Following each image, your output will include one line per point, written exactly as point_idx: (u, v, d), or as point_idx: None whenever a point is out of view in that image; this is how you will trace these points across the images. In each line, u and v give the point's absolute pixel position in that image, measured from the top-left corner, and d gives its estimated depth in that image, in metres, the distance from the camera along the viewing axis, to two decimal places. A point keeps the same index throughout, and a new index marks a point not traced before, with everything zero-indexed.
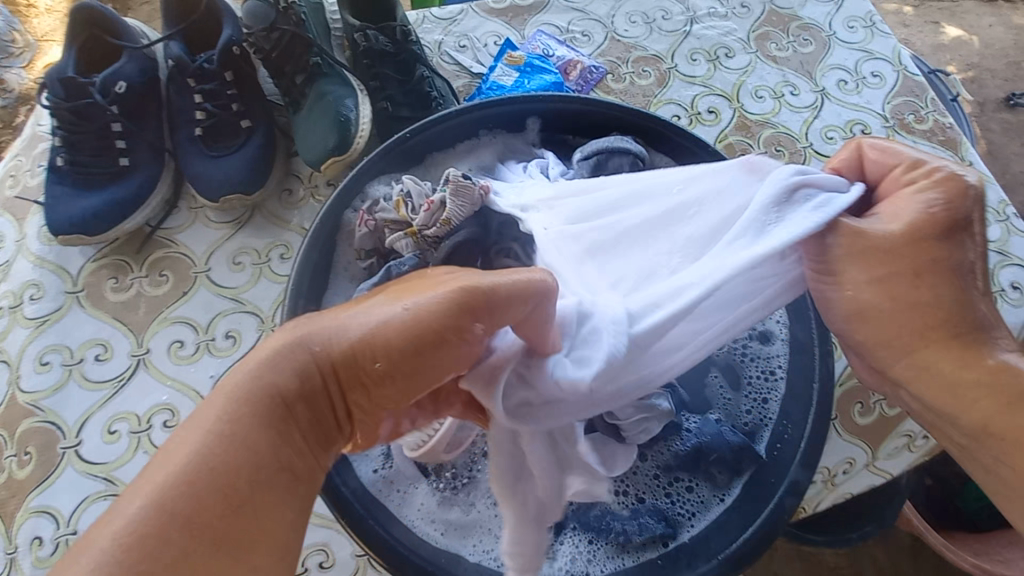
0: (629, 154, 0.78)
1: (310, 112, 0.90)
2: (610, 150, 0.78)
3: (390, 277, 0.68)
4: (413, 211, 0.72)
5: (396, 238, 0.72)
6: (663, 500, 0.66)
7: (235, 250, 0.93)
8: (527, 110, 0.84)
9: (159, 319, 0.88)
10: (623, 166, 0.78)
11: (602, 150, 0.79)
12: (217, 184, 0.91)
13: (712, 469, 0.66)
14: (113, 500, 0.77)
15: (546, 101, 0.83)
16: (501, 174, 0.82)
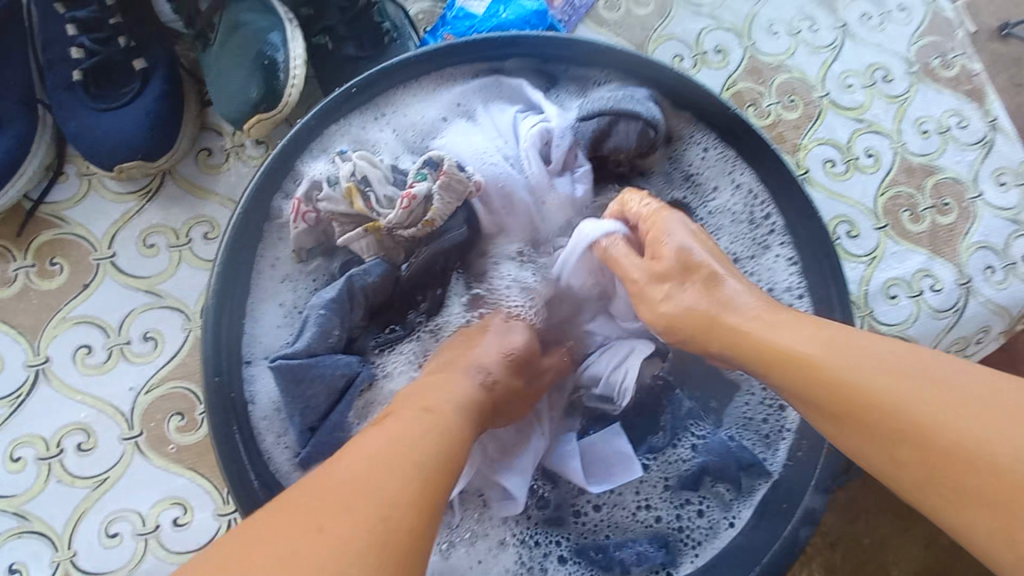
0: (637, 117, 0.60)
1: (223, 50, 0.69)
2: (615, 114, 0.60)
3: (353, 289, 0.56)
4: (373, 202, 0.57)
5: (348, 237, 0.57)
6: (665, 523, 0.60)
7: (145, 230, 0.76)
8: (502, 54, 0.64)
9: (57, 320, 0.72)
10: (628, 135, 0.62)
11: (602, 110, 0.61)
12: (110, 148, 0.71)
13: (713, 484, 0.61)
14: (29, 538, 0.66)
15: (528, 43, 0.63)
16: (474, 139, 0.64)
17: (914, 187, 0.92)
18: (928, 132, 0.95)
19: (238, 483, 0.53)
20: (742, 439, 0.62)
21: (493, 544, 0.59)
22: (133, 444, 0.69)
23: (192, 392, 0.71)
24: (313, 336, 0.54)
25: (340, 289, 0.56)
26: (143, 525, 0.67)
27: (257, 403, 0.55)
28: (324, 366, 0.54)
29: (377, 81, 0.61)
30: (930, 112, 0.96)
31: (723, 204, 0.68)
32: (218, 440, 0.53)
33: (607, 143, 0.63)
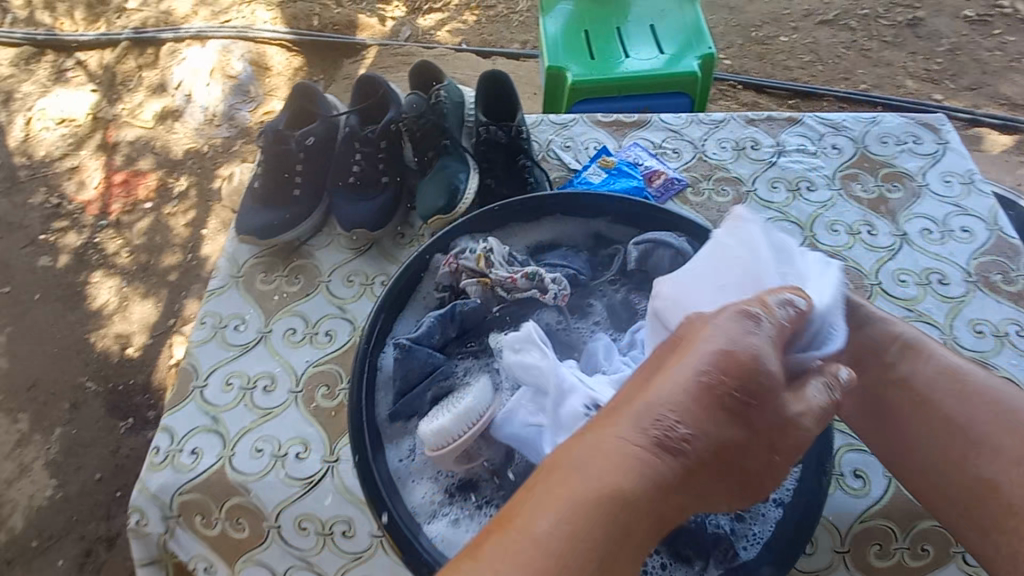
0: (671, 247, 0.91)
1: (432, 178, 1.16)
2: (655, 244, 0.92)
3: (456, 313, 0.87)
4: (491, 266, 0.90)
5: (468, 280, 0.90)
6: (637, 568, 0.73)
7: (351, 270, 1.19)
8: (601, 206, 1.00)
9: (284, 309, 1.14)
10: (665, 258, 0.91)
11: (650, 241, 0.92)
12: (353, 220, 1.18)
13: (683, 551, 0.72)
14: (213, 435, 1.00)
15: (618, 200, 0.99)
16: (566, 253, 0.99)
17: None
18: (983, 333, 1.04)
19: (355, 413, 0.82)
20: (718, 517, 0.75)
21: None
22: (294, 396, 1.03)
23: (338, 373, 1.05)
24: (426, 335, 0.86)
25: (450, 309, 0.87)
26: (278, 449, 0.97)
27: (382, 370, 0.87)
28: (423, 354, 0.84)
29: (522, 208, 1.00)
30: (987, 316, 1.05)
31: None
32: (355, 383, 0.84)
33: (647, 264, 0.93)
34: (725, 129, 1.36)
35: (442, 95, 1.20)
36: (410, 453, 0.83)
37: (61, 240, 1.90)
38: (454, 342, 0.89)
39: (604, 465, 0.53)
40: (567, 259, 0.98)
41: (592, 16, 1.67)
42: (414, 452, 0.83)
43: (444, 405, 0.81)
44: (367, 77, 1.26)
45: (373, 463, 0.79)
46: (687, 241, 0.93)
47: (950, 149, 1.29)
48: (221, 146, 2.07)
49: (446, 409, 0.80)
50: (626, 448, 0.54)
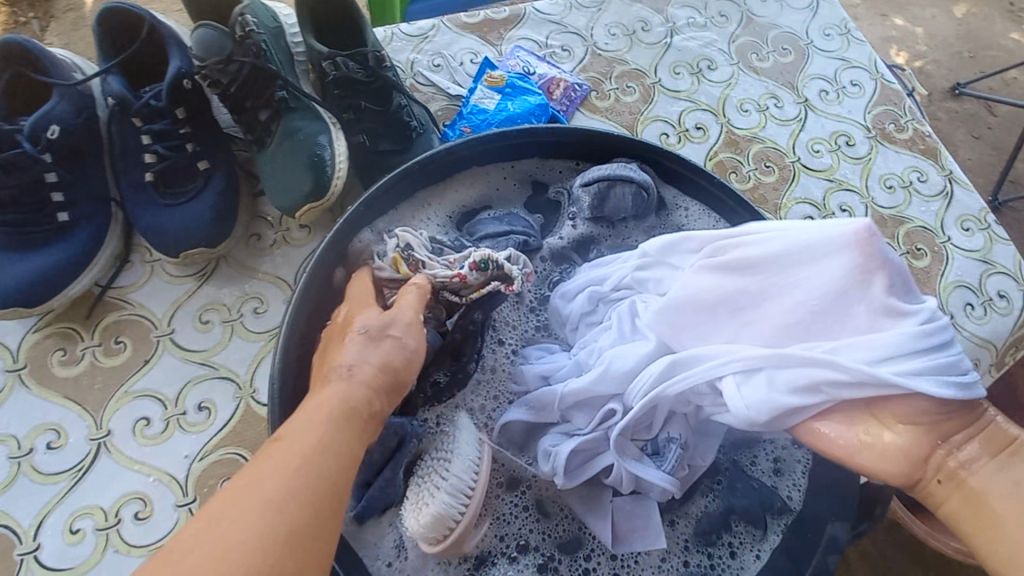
0: (632, 183, 0.76)
1: (278, 151, 0.81)
2: (613, 180, 0.75)
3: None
4: (416, 261, 0.64)
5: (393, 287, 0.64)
6: (698, 564, 0.63)
7: (201, 307, 0.84)
8: (529, 145, 0.79)
9: (119, 395, 0.79)
10: (626, 196, 0.76)
11: (604, 179, 0.76)
12: (176, 238, 0.81)
13: (737, 526, 0.65)
14: None
15: (552, 133, 0.78)
16: (506, 215, 0.78)
17: (889, 235, 1.02)
18: (893, 187, 1.06)
19: None
20: (757, 477, 0.67)
21: None
22: (187, 510, 0.73)
23: (242, 457, 0.76)
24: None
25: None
26: None
27: None
28: None
29: (430, 171, 0.75)
30: (892, 170, 1.08)
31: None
32: None
33: (607, 204, 0.77)
34: (609, 11, 1.15)
35: (251, 22, 0.81)
36: (396, 549, 0.60)
37: None
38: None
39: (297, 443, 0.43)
40: (506, 221, 0.77)
41: None
42: (400, 548, 0.61)
43: (427, 480, 0.57)
44: (112, 10, 0.82)
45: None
46: (643, 172, 0.78)
47: None
48: None
49: (433, 485, 0.56)
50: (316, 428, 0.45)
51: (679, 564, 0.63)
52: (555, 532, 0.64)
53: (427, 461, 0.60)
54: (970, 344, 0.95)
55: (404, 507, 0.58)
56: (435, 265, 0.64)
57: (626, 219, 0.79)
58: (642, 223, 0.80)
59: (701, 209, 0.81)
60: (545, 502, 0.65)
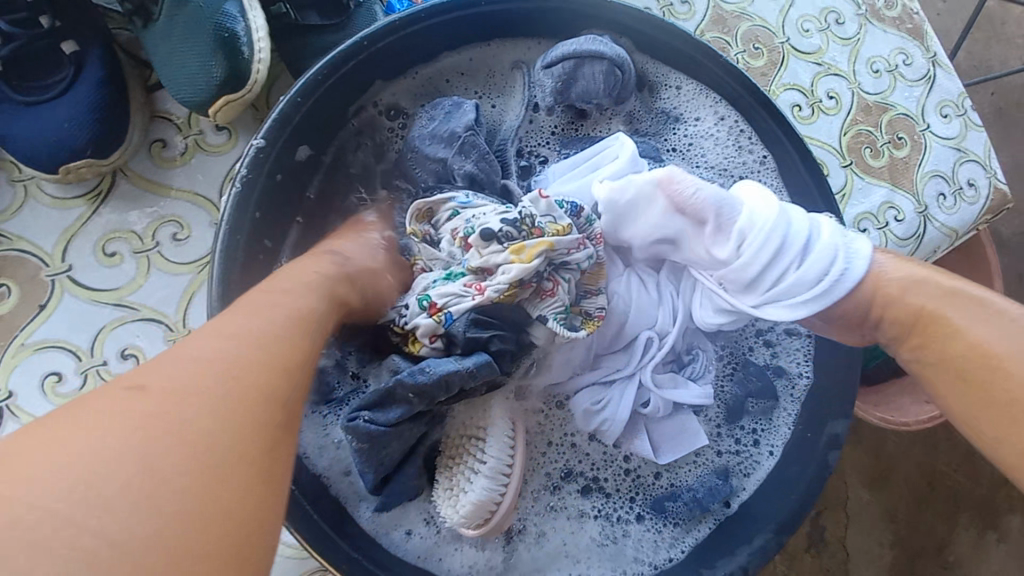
0: (603, 60, 0.61)
1: (174, 19, 0.61)
2: (580, 57, 0.61)
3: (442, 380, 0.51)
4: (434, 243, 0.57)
5: (451, 295, 0.53)
6: (725, 456, 0.62)
7: (102, 235, 0.68)
8: (484, 16, 0.62)
9: (15, 349, 0.65)
10: (597, 78, 0.62)
11: (570, 57, 0.61)
12: (45, 147, 0.62)
13: (754, 408, 0.63)
14: None
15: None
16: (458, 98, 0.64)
17: (872, 124, 0.97)
18: (879, 71, 1.00)
19: (310, 515, 0.54)
20: (777, 365, 0.64)
21: (572, 520, 0.60)
22: None
23: None
24: (402, 407, 0.52)
25: (441, 375, 0.51)
26: None
27: (334, 462, 0.59)
28: (394, 415, 0.52)
29: (354, 61, 0.58)
30: (879, 51, 1.01)
31: (703, 132, 0.68)
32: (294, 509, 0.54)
33: (573, 90, 0.63)
34: None
35: None
36: (429, 528, 0.58)
37: None
38: (451, 396, 0.55)
39: (196, 366, 0.36)
40: (449, 118, 0.60)
41: None
42: (431, 521, 0.58)
43: (459, 464, 0.56)
44: None
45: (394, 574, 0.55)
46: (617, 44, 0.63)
47: None
48: None
49: (467, 471, 0.55)
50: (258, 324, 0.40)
51: (712, 454, 0.62)
52: (583, 449, 0.62)
53: (454, 439, 0.57)
54: (938, 234, 0.94)
55: (437, 493, 0.56)
56: (495, 247, 0.52)
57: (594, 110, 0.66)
58: (619, 104, 0.67)
59: (694, 85, 0.68)
60: (569, 425, 0.62)
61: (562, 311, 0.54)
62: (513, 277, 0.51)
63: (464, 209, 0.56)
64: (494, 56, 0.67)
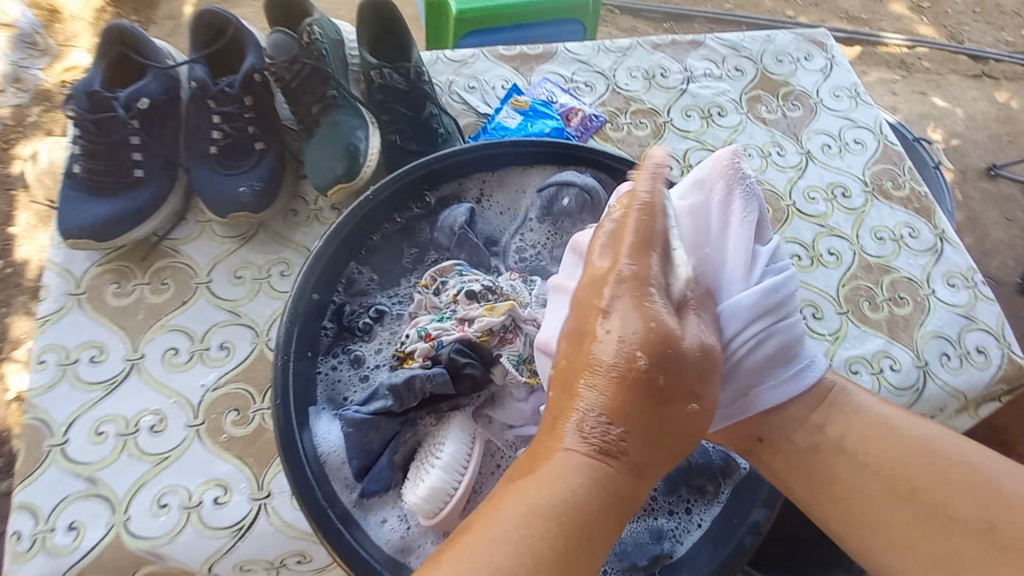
0: (575, 186, 0.82)
1: (323, 136, 0.95)
2: (559, 183, 0.83)
3: (413, 383, 0.67)
4: (437, 292, 0.77)
5: (442, 329, 0.72)
6: (662, 519, 0.71)
7: (237, 264, 0.97)
8: (511, 154, 0.88)
9: (157, 326, 0.91)
10: (572, 198, 0.82)
11: (555, 184, 0.83)
12: (226, 201, 0.95)
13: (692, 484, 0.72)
14: (94, 502, 0.79)
15: (522, 146, 0.87)
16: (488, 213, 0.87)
17: (872, 281, 1.07)
18: (883, 239, 1.12)
19: (303, 483, 0.67)
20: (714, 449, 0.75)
21: None
22: (195, 431, 0.84)
23: (248, 393, 0.87)
24: (382, 402, 0.68)
25: (408, 377, 0.67)
26: (190, 499, 0.80)
27: (327, 453, 0.70)
28: (374, 405, 0.68)
29: (415, 173, 0.83)
30: (884, 223, 1.14)
31: None
32: (295, 480, 0.67)
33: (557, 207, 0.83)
34: (634, 56, 1.27)
35: (315, 31, 0.98)
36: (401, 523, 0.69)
37: None
38: (420, 403, 0.69)
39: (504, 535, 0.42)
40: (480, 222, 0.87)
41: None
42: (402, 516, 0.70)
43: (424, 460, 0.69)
44: (207, 12, 0.97)
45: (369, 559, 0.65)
46: (591, 180, 0.85)
47: (836, 64, 1.32)
48: (10, 116, 1.92)
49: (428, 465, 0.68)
50: (578, 479, 0.45)
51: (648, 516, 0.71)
52: None
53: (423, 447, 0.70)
54: (941, 391, 0.97)
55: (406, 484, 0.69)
56: (475, 304, 0.74)
57: (573, 223, 0.84)
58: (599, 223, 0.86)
59: None
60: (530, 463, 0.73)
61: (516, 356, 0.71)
62: (485, 325, 0.71)
63: (464, 271, 0.78)
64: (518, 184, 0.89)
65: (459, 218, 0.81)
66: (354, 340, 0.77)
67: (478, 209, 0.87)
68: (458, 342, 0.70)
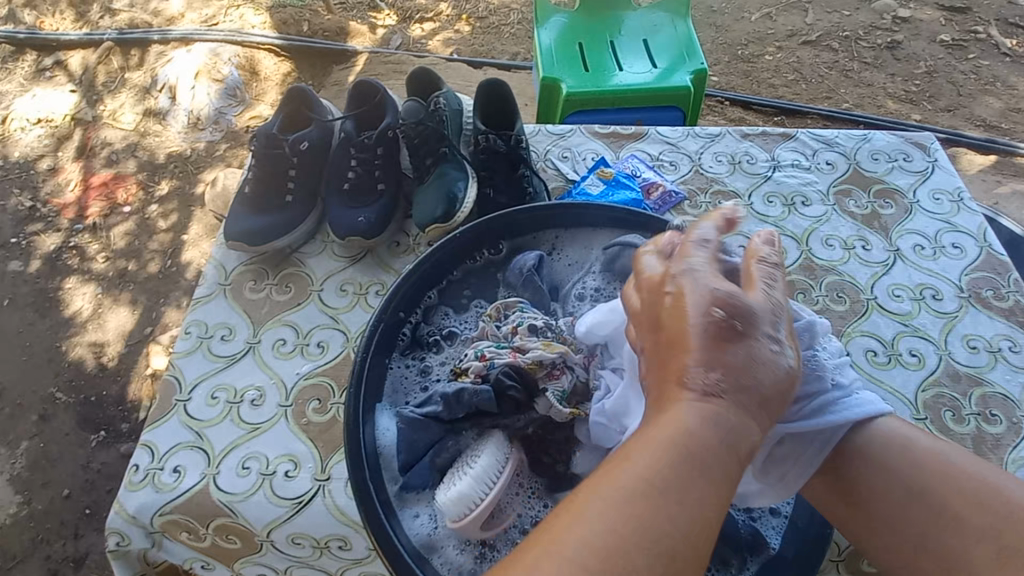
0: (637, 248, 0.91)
1: (429, 185, 1.14)
2: (623, 244, 0.92)
3: (462, 395, 0.76)
4: (499, 323, 0.87)
5: (498, 353, 0.81)
6: None
7: (344, 280, 1.16)
8: (583, 215, 1.00)
9: (274, 319, 1.10)
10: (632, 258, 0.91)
11: (617, 244, 0.92)
12: (348, 228, 1.15)
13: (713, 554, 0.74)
14: (196, 452, 0.96)
15: (595, 207, 0.98)
16: (557, 261, 0.98)
17: (959, 392, 1.00)
18: (977, 348, 1.05)
19: (355, 466, 0.78)
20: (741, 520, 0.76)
21: None
22: (283, 410, 0.99)
23: (331, 387, 1.02)
24: (433, 408, 0.78)
25: (458, 389, 0.77)
26: (266, 467, 0.93)
27: (384, 448, 0.81)
28: (426, 410, 0.78)
29: (496, 224, 0.98)
30: (980, 332, 1.07)
31: None
32: (350, 460, 0.78)
33: (617, 263, 0.92)
34: (720, 143, 1.36)
35: (441, 102, 1.21)
36: (430, 521, 0.78)
37: (74, 291, 2.09)
38: (467, 415, 0.78)
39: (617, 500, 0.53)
40: (548, 270, 0.97)
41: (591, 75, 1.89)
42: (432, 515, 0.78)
43: (460, 464, 0.77)
44: (364, 82, 1.23)
45: (398, 545, 0.74)
46: None
47: (939, 166, 1.31)
48: (207, 150, 2.44)
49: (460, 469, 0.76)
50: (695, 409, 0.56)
51: None
52: None
53: (462, 458, 0.78)
54: None
55: (439, 484, 0.77)
56: (533, 338, 0.82)
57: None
58: None
59: None
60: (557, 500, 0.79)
61: (561, 391, 0.78)
62: (537, 358, 0.79)
63: (526, 308, 0.88)
64: (586, 241, 1.00)
65: (528, 262, 0.93)
66: (423, 353, 0.90)
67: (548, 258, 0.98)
68: (508, 366, 0.79)
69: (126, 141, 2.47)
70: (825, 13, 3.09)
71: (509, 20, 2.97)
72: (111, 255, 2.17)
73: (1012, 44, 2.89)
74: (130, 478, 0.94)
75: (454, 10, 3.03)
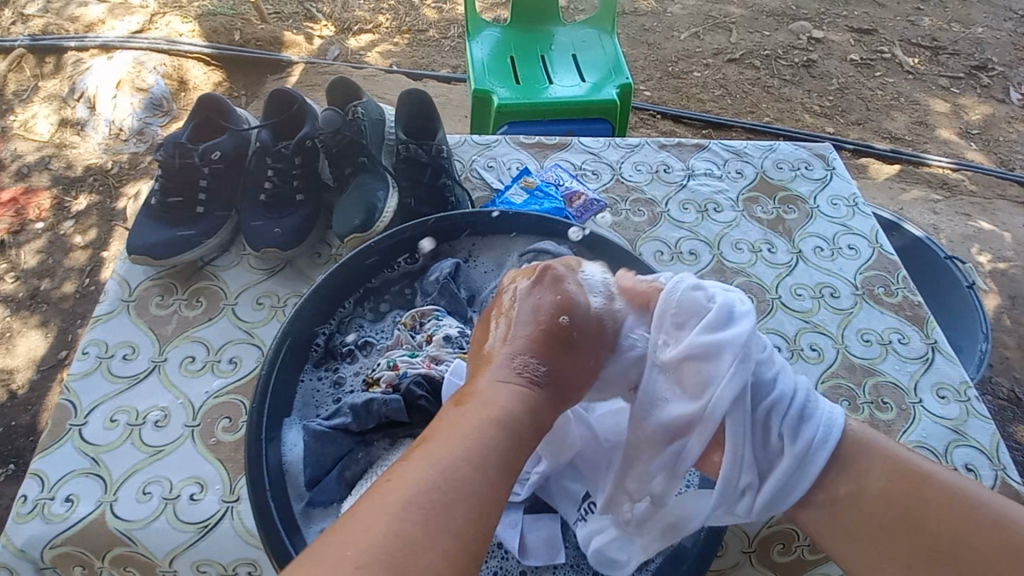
0: (549, 255, 0.94)
1: (347, 197, 1.13)
2: (535, 253, 0.95)
3: (371, 406, 0.76)
4: (414, 333, 0.88)
5: (411, 364, 0.81)
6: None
7: (261, 293, 1.12)
8: (501, 221, 1.01)
9: (183, 335, 1.05)
10: (544, 264, 0.94)
11: (529, 253, 0.95)
12: (264, 239, 1.12)
13: None
14: (91, 479, 0.89)
15: (511, 215, 1.00)
16: (477, 269, 0.99)
17: (855, 382, 1.07)
18: (870, 341, 1.13)
19: (257, 485, 0.75)
20: None
21: None
22: (190, 430, 0.94)
23: (243, 404, 0.98)
24: (342, 421, 0.78)
25: (366, 399, 0.76)
26: (169, 491, 0.88)
27: (290, 464, 0.78)
28: (336, 422, 0.77)
29: (411, 233, 0.98)
30: (873, 326, 1.15)
31: None
32: (252, 478, 0.76)
33: None
34: (640, 153, 1.42)
35: (359, 112, 1.20)
36: None
37: None
38: (378, 425, 0.77)
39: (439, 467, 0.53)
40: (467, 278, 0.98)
41: (526, 87, 1.94)
42: None
43: (372, 476, 0.75)
44: (281, 92, 1.20)
45: None
46: (566, 249, 0.96)
47: (837, 174, 1.41)
48: (128, 163, 2.31)
49: (372, 481, 0.74)
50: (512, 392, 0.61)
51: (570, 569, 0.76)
52: None
53: (371, 472, 0.76)
54: None
55: (349, 498, 0.75)
56: (448, 349, 0.84)
57: None
58: None
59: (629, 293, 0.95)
60: None
61: None
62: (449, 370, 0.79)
63: (441, 317, 0.89)
64: (505, 248, 1.01)
65: (444, 270, 0.94)
66: (337, 363, 0.88)
67: (465, 265, 0.99)
68: (420, 375, 0.78)
69: (38, 153, 2.31)
70: (749, 33, 3.30)
71: (450, 34, 3.00)
72: (19, 275, 2.01)
73: (912, 64, 3.17)
74: (13, 511, 0.86)
75: (395, 23, 3.03)
